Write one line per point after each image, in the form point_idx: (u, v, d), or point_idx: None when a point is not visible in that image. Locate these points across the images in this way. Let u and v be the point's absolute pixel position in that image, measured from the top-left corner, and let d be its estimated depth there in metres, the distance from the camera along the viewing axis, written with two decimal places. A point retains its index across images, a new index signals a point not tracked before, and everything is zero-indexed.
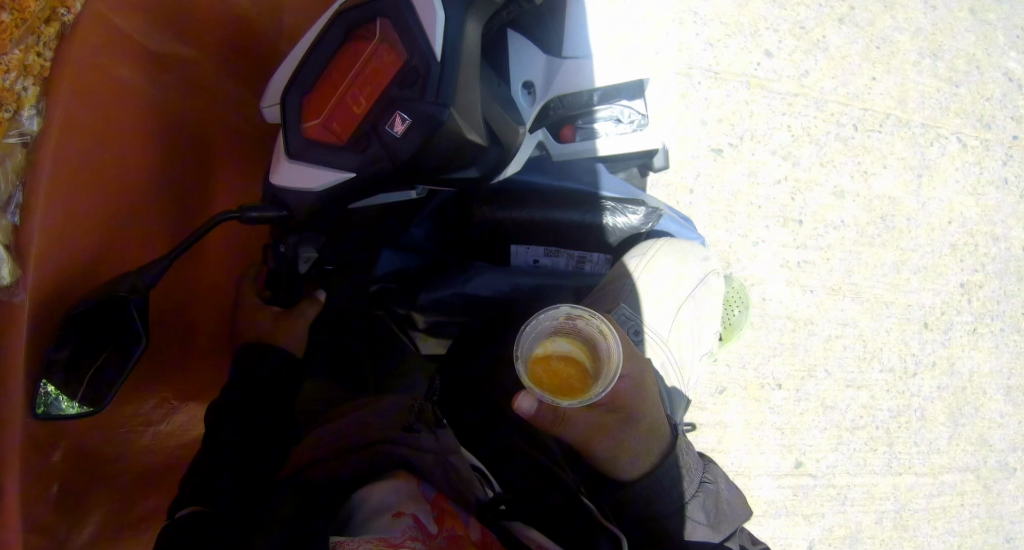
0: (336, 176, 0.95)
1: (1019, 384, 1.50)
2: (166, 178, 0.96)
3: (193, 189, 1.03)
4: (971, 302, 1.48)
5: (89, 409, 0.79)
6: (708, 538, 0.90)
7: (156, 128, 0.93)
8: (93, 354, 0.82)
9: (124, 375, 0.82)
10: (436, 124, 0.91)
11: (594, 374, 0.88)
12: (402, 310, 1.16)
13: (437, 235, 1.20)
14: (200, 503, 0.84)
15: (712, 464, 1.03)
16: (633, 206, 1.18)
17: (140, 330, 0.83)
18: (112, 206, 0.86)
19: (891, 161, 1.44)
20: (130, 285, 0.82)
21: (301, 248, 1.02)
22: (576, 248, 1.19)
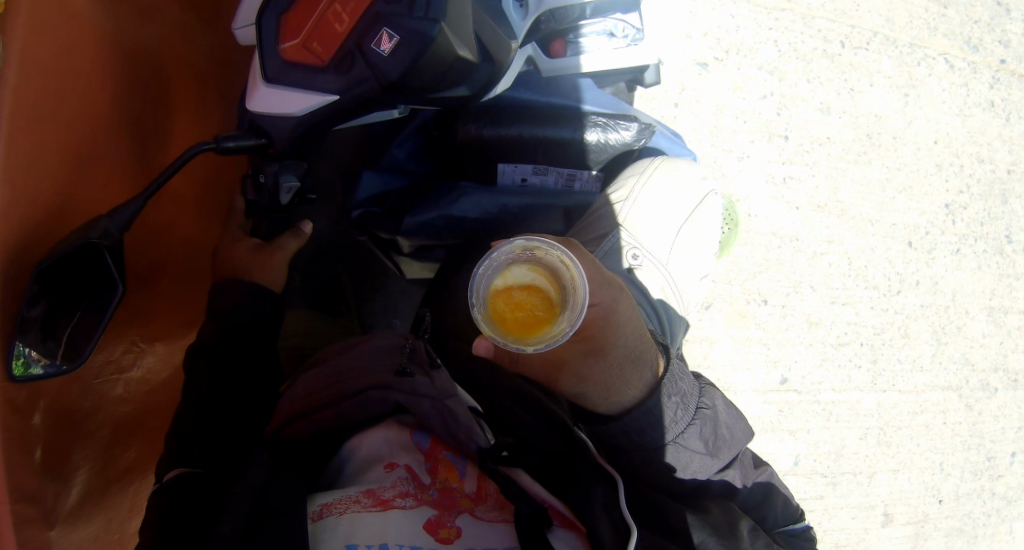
0: (319, 99, 0.92)
1: (1000, 305, 1.52)
2: (122, 115, 0.99)
3: (151, 126, 1.06)
4: (957, 223, 1.49)
5: (66, 367, 0.87)
6: (707, 465, 0.95)
7: (108, 64, 0.96)
8: (67, 318, 0.90)
9: (100, 330, 0.90)
10: (426, 40, 0.87)
11: (560, 302, 0.87)
12: (386, 235, 1.05)
13: (422, 156, 1.07)
14: (186, 465, 0.88)
15: (709, 382, 1.04)
16: (624, 121, 1.06)
17: (117, 276, 0.92)
18: (70, 146, 0.90)
19: (879, 79, 1.43)
20: (101, 231, 0.90)
21: (281, 176, 1.02)
22: (565, 165, 1.06)
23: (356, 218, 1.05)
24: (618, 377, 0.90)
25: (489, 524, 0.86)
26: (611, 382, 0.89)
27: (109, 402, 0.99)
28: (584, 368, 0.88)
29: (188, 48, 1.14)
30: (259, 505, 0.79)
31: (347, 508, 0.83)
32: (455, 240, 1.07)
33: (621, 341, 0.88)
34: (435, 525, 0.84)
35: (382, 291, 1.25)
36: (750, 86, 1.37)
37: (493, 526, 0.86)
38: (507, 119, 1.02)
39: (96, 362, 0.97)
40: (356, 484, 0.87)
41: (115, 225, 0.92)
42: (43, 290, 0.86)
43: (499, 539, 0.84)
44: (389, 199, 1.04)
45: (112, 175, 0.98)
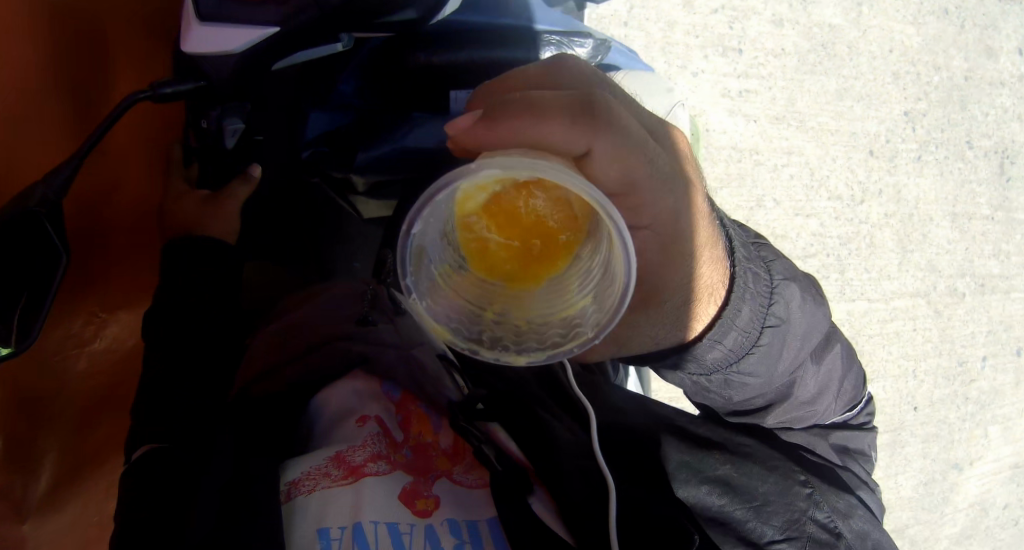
0: (257, 33, 0.87)
1: (963, 211, 1.54)
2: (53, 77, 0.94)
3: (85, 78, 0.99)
4: (917, 131, 1.49)
5: (17, 347, 0.82)
6: (765, 383, 0.94)
7: (30, 23, 0.90)
8: (13, 301, 0.83)
9: (48, 303, 0.85)
10: None
11: (576, 219, 0.76)
12: (338, 174, 1.05)
13: (368, 89, 1.02)
14: (151, 441, 0.85)
15: (779, 263, 0.95)
16: (579, 38, 1.05)
17: (57, 243, 0.86)
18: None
19: None
20: (40, 196, 0.85)
21: (225, 119, 0.95)
22: None
23: (307, 158, 1.04)
24: (681, 315, 0.88)
25: (468, 490, 0.83)
26: (670, 324, 0.89)
27: (70, 378, 0.95)
28: (638, 311, 0.88)
29: None
30: (238, 477, 0.76)
31: (317, 484, 0.78)
32: (411, 174, 1.06)
33: (685, 270, 0.85)
34: (411, 494, 0.80)
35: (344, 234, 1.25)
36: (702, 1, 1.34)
37: (472, 491, 0.83)
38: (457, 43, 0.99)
39: (50, 337, 0.91)
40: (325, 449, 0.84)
41: (52, 189, 0.86)
42: None
43: (478, 509, 0.81)
44: (339, 136, 1.03)
45: (48, 135, 0.93)
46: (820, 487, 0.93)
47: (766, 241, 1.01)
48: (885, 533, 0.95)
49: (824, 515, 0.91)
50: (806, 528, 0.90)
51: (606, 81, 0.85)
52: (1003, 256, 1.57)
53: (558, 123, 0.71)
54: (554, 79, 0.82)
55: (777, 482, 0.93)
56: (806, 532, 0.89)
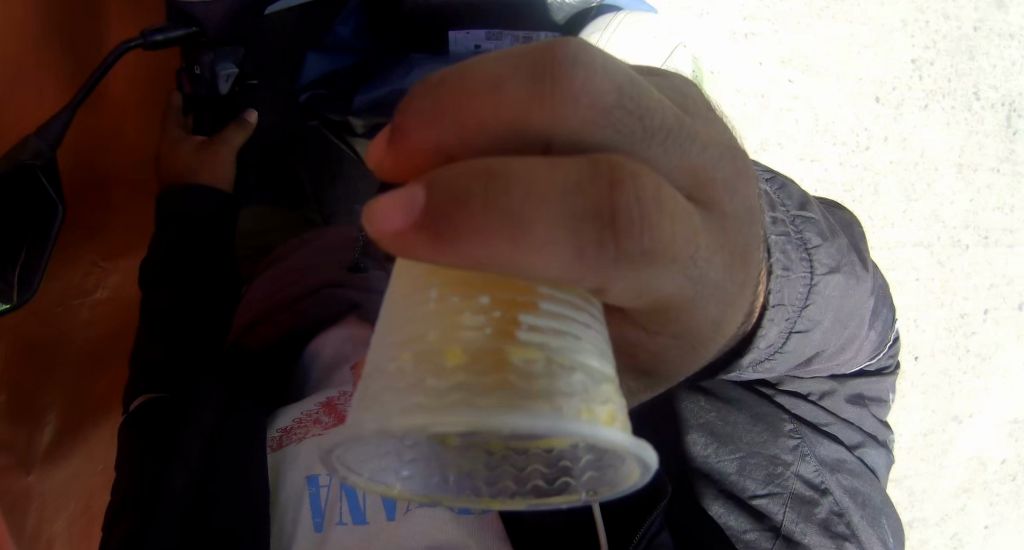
0: None
1: (968, 163, 1.51)
2: (47, 26, 0.92)
3: (83, 26, 0.98)
4: (925, 80, 1.48)
5: (17, 301, 0.81)
6: (784, 368, 0.85)
7: None
8: (14, 255, 0.82)
9: (46, 258, 0.84)
10: None
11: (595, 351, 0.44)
12: (337, 118, 1.02)
13: (368, 32, 1.00)
14: (150, 392, 0.86)
15: (823, 250, 0.84)
16: None
17: (54, 198, 0.84)
18: None
19: None
20: (35, 149, 0.84)
21: (219, 64, 0.96)
22: (519, 28, 1.01)
23: (304, 101, 1.02)
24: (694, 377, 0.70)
25: None
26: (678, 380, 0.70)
27: (75, 327, 0.96)
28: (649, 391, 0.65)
29: None
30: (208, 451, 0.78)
31: (306, 433, 0.83)
32: None
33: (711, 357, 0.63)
34: None
35: (340, 175, 1.18)
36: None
37: None
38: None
39: (54, 288, 0.91)
40: (313, 394, 0.88)
41: (46, 143, 0.85)
42: None
43: None
44: (338, 80, 1.01)
45: (46, 81, 0.92)
46: (808, 438, 0.92)
47: (812, 213, 0.89)
48: (874, 485, 0.95)
49: (810, 471, 0.90)
50: (790, 484, 0.90)
51: (645, 95, 0.48)
52: (1009, 209, 1.53)
53: (551, 258, 0.40)
54: (556, 101, 0.45)
55: (761, 432, 0.91)
56: (793, 488, 0.89)
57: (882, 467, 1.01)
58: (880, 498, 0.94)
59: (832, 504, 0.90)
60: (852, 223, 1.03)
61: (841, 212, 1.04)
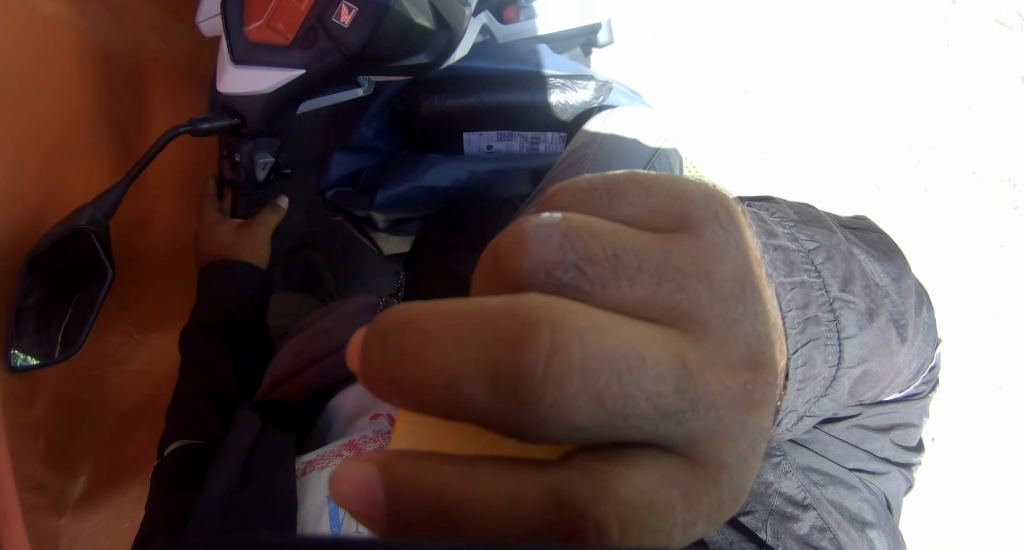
0: (283, 75, 1.00)
1: (973, 242, 1.53)
2: (111, 111, 1.05)
3: (137, 117, 1.11)
4: (923, 166, 1.53)
5: (64, 354, 0.91)
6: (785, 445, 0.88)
7: (97, 64, 1.02)
8: (62, 313, 0.93)
9: (93, 318, 0.95)
10: (381, 11, 0.95)
11: None
12: (362, 212, 1.21)
13: (389, 132, 1.25)
14: (184, 438, 0.91)
15: (855, 341, 0.76)
16: (582, 81, 1.20)
17: (106, 262, 0.96)
18: (63, 140, 0.96)
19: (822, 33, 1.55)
20: (90, 216, 0.94)
21: (257, 153, 1.11)
22: (528, 129, 1.19)
23: (330, 198, 1.23)
24: None
25: None
26: None
27: (110, 392, 1.05)
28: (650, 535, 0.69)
29: (161, 42, 1.16)
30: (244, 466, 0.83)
31: (329, 461, 0.87)
32: (427, 211, 1.21)
33: None
34: None
35: (361, 271, 1.45)
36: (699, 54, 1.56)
37: None
38: (472, 88, 1.17)
39: (92, 352, 1.01)
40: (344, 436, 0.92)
41: (100, 213, 0.95)
42: (37, 279, 0.91)
43: None
44: (359, 178, 1.23)
45: (95, 170, 1.02)
46: None
47: (853, 289, 0.78)
48: (867, 501, 0.86)
49: (793, 486, 0.81)
50: (771, 501, 0.80)
51: (625, 371, 0.51)
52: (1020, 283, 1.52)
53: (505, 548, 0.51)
54: (521, 388, 0.50)
55: None
56: None
57: (893, 490, 0.94)
58: (873, 514, 0.86)
59: (815, 519, 0.80)
60: (908, 281, 0.90)
61: (896, 265, 0.90)
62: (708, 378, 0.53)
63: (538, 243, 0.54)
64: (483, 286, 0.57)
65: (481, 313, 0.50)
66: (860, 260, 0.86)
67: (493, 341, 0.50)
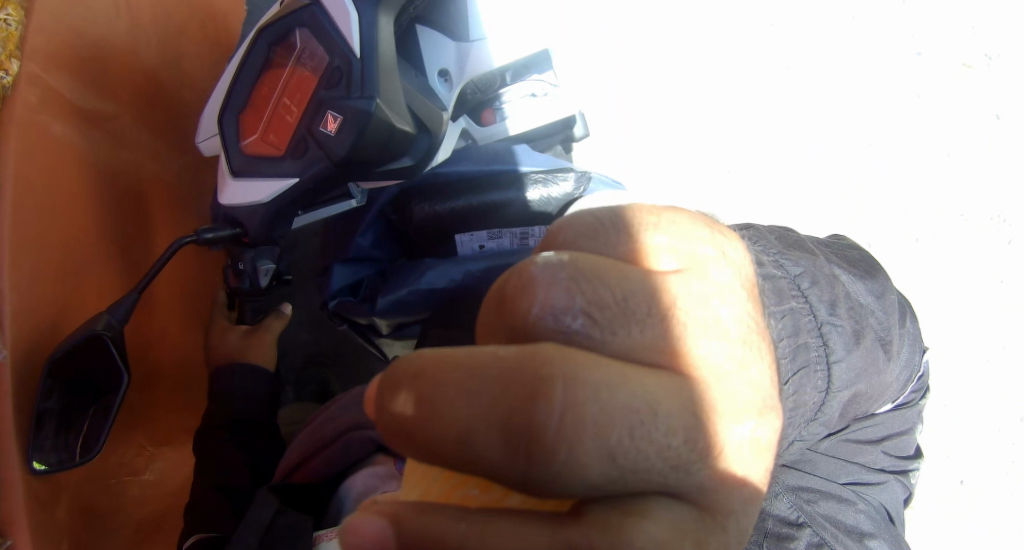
0: (279, 184, 1.07)
1: (969, 287, 1.52)
2: (121, 230, 1.16)
3: (143, 233, 1.21)
4: (911, 215, 1.53)
5: (83, 457, 0.97)
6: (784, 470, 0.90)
7: (109, 189, 1.13)
8: (78, 417, 0.99)
9: (111, 418, 1.00)
10: (365, 116, 1.02)
11: None
12: (364, 318, 1.29)
13: (384, 241, 1.33)
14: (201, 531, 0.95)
15: (842, 365, 0.80)
16: (563, 174, 1.26)
17: (122, 364, 1.03)
18: (76, 258, 1.05)
19: (796, 99, 1.55)
20: (105, 322, 1.00)
21: (258, 262, 1.16)
22: (515, 226, 1.26)
23: (334, 307, 1.30)
24: None
25: None
26: None
27: (126, 506, 1.07)
28: None
29: (158, 167, 1.26)
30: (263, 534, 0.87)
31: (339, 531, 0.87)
32: (427, 312, 1.27)
33: None
34: None
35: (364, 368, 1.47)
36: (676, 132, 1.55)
37: None
38: (459, 193, 1.25)
39: (111, 462, 1.05)
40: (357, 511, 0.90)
41: (115, 320, 1.02)
42: (58, 384, 0.97)
43: None
44: (360, 286, 1.31)
45: (106, 287, 1.12)
46: None
47: (840, 316, 0.82)
48: (864, 512, 0.89)
49: (785, 506, 0.83)
50: (765, 524, 0.82)
51: (639, 426, 0.53)
52: None
53: None
54: (536, 449, 0.52)
55: None
56: None
57: (890, 500, 0.97)
58: (872, 525, 0.88)
59: (811, 536, 0.82)
60: (890, 296, 0.94)
61: (878, 282, 0.95)
62: (717, 426, 0.56)
63: (546, 287, 0.56)
64: (494, 328, 0.59)
65: (493, 365, 0.52)
66: (844, 280, 0.90)
67: (506, 395, 0.51)
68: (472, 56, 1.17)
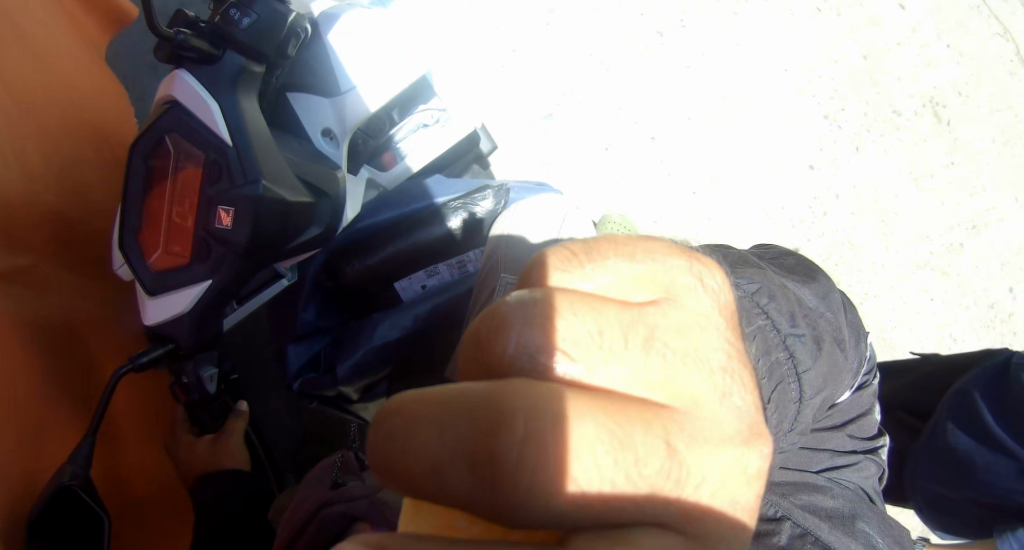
0: (197, 289, 1.05)
1: (922, 172, 1.55)
2: (63, 372, 1.14)
3: (88, 370, 1.20)
4: (844, 128, 1.54)
5: None
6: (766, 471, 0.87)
7: (41, 336, 1.10)
8: None
9: None
10: (256, 201, 1.00)
11: None
12: (331, 391, 1.21)
13: (329, 309, 1.28)
14: None
15: (812, 373, 0.81)
16: (480, 194, 1.24)
17: (98, 506, 1.00)
18: (25, 417, 1.04)
19: (707, 47, 1.54)
20: (69, 473, 0.97)
21: (201, 369, 1.14)
22: (450, 256, 1.23)
23: (299, 388, 1.24)
24: None
25: None
26: None
27: None
28: None
29: (85, 301, 1.23)
30: None
31: None
32: (388, 367, 1.22)
33: None
34: None
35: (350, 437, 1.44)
36: (596, 114, 1.52)
37: None
38: (391, 238, 1.22)
39: None
40: None
41: (77, 466, 1.00)
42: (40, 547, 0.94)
43: None
44: (319, 360, 1.25)
45: (66, 436, 1.11)
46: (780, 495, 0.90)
47: (802, 327, 0.83)
48: (839, 496, 0.88)
49: (762, 504, 0.82)
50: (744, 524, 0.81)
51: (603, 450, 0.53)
52: (980, 192, 1.55)
53: None
54: (501, 485, 0.52)
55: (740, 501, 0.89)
56: None
57: (868, 480, 0.95)
58: (849, 506, 0.88)
59: (793, 528, 0.81)
60: (834, 296, 0.94)
61: (820, 284, 0.94)
62: (684, 446, 0.55)
63: (519, 328, 0.57)
64: (471, 371, 0.59)
65: (465, 396, 0.54)
66: (793, 289, 0.89)
67: (469, 423, 0.53)
68: (349, 105, 1.15)
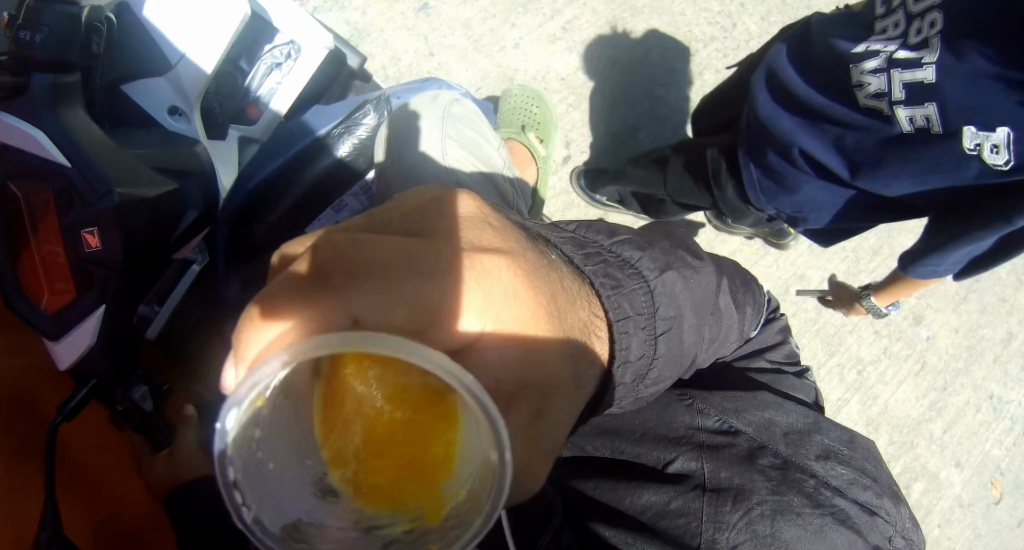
0: (93, 317, 0.97)
1: None
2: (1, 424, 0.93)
3: None
4: None
5: None
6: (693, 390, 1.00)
7: None
8: None
9: None
10: (116, 212, 0.93)
11: None
12: None
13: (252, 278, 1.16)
14: None
15: (645, 258, 0.88)
16: (360, 112, 1.19)
17: None
18: None
19: None
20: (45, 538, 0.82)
21: (132, 390, 1.04)
22: (352, 186, 1.20)
23: None
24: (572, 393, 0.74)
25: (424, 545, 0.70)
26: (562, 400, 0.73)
27: None
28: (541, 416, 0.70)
29: None
30: None
31: None
32: None
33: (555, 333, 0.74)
34: None
35: None
36: None
37: None
38: (292, 179, 1.18)
39: None
40: None
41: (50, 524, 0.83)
42: None
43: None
44: None
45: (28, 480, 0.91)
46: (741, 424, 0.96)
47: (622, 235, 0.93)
48: (793, 411, 0.96)
49: (713, 422, 0.93)
50: (700, 438, 0.92)
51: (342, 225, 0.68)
52: None
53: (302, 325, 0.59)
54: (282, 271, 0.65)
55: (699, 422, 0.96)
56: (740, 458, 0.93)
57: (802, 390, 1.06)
58: (805, 421, 0.95)
59: (748, 439, 0.91)
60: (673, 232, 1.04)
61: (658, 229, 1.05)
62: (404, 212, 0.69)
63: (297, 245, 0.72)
64: None
65: None
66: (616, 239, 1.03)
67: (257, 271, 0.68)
68: (185, 77, 1.11)
